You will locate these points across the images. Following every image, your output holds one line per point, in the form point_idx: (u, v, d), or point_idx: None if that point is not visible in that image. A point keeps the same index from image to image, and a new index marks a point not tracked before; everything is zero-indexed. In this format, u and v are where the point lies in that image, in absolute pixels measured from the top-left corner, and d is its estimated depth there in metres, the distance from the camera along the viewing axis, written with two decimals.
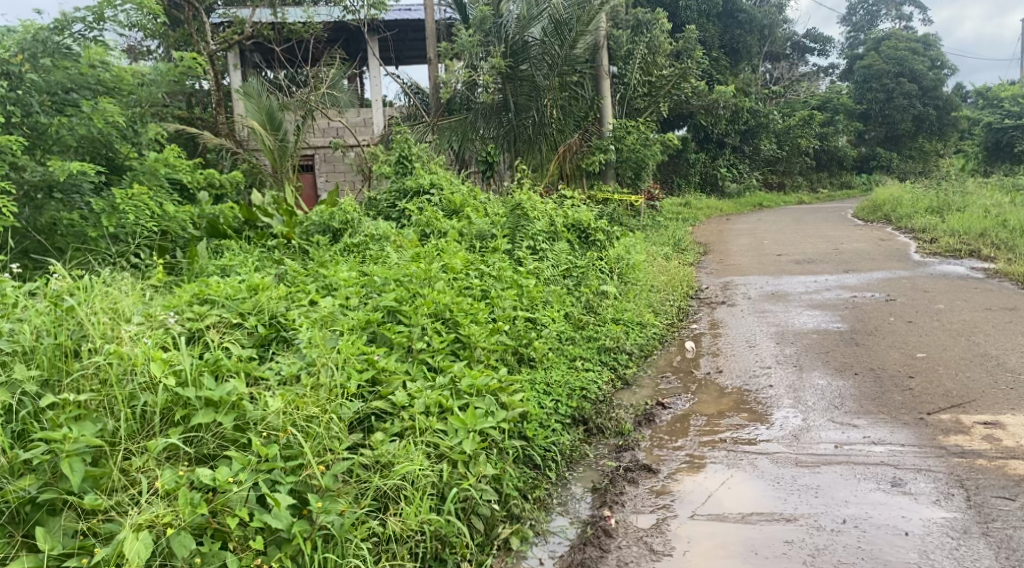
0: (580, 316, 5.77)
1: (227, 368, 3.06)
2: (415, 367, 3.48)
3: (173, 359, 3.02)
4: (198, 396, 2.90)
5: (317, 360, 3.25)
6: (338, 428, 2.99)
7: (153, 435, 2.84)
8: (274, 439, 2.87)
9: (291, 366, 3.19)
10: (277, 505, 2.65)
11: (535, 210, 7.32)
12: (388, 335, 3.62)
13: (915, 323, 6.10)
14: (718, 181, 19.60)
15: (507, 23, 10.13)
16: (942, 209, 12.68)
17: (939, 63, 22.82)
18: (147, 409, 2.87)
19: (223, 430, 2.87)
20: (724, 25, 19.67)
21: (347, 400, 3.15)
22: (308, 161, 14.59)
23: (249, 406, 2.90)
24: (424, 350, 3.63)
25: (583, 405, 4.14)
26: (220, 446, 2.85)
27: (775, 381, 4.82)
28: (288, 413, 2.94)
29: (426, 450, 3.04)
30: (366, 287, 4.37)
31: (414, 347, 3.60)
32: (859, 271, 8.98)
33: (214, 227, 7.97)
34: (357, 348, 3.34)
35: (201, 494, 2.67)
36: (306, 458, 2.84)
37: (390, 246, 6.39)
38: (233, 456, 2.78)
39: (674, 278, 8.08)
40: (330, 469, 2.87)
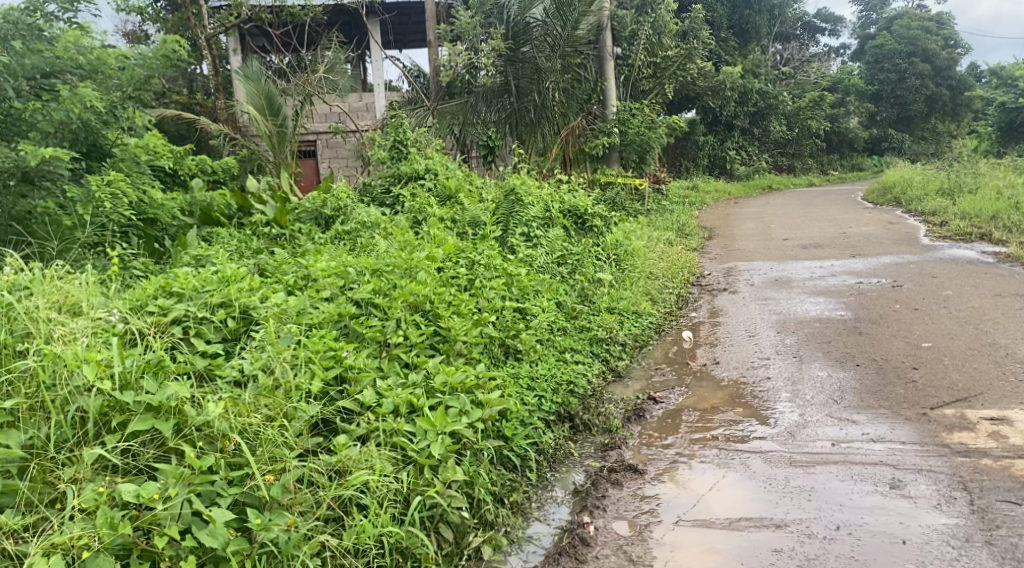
0: (573, 306, 5.61)
1: (171, 370, 2.96)
2: (388, 363, 3.33)
3: (108, 361, 2.87)
4: (136, 401, 2.76)
5: (283, 357, 3.11)
6: (291, 435, 2.86)
7: (84, 444, 2.71)
8: (216, 448, 2.75)
9: (254, 363, 3.06)
10: (212, 521, 2.52)
11: (530, 195, 7.13)
12: (359, 327, 3.47)
13: (922, 311, 5.89)
14: (726, 164, 19.32)
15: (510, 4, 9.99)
16: (954, 190, 12.41)
17: (952, 42, 22.42)
18: (80, 415, 2.74)
19: (162, 438, 2.73)
20: (732, 5, 19.34)
21: (308, 401, 3.01)
22: (308, 147, 14.39)
23: (191, 411, 2.76)
24: (399, 344, 3.48)
25: (569, 400, 3.98)
26: (157, 456, 2.71)
27: (773, 373, 4.64)
28: (235, 419, 2.82)
29: (391, 455, 2.90)
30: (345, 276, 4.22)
31: (388, 341, 3.45)
32: (867, 255, 8.76)
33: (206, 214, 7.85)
34: (325, 344, 3.20)
35: (125, 511, 2.52)
36: (251, 468, 2.71)
37: (381, 234, 6.25)
38: (164, 469, 2.62)
39: (674, 264, 7.88)
40: (281, 479, 2.73)
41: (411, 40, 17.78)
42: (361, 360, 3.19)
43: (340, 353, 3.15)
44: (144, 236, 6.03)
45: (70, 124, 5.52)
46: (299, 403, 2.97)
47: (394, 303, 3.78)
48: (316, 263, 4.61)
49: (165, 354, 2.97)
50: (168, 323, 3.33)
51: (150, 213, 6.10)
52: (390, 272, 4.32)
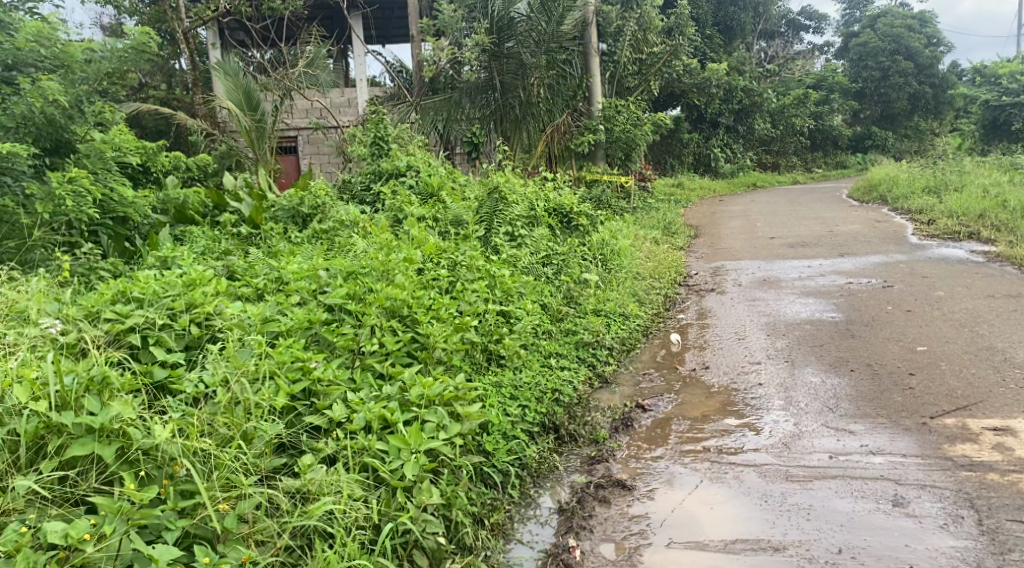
0: (558, 309, 5.42)
1: (118, 387, 2.74)
2: (360, 374, 3.13)
3: (45, 378, 2.67)
4: (75, 423, 2.55)
5: (246, 371, 2.91)
6: (251, 459, 2.67)
7: (17, 471, 2.51)
8: (163, 475, 2.55)
9: (216, 375, 2.86)
10: (155, 560, 2.32)
11: (513, 193, 6.93)
12: (331, 336, 3.27)
13: (915, 313, 5.75)
14: (711, 161, 19.20)
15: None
16: (939, 188, 12.32)
17: (935, 40, 22.40)
18: (13, 440, 2.54)
19: (105, 463, 2.52)
20: (717, 2, 19.20)
21: (272, 418, 2.81)
22: (289, 143, 14.12)
23: (136, 434, 2.55)
24: (373, 353, 3.28)
25: (554, 409, 3.80)
26: (98, 486, 2.51)
27: (765, 379, 4.47)
28: (188, 441, 2.62)
29: (360, 479, 2.72)
30: (319, 278, 4.03)
31: (362, 350, 3.25)
32: (855, 254, 8.63)
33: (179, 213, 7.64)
34: (293, 354, 3.00)
35: (57, 551, 2.32)
36: (203, 496, 2.51)
37: (359, 234, 6.06)
38: (99, 503, 2.42)
39: (661, 264, 7.71)
40: (235, 508, 2.54)
41: (393, 35, 17.56)
42: (332, 371, 2.99)
43: (308, 364, 2.96)
44: (114, 235, 5.89)
45: (31, 119, 5.34)
46: (261, 421, 2.77)
47: (368, 309, 3.59)
48: (290, 264, 4.41)
49: (111, 369, 2.75)
50: (125, 330, 3.13)
51: (120, 212, 5.90)
52: (366, 275, 4.12)
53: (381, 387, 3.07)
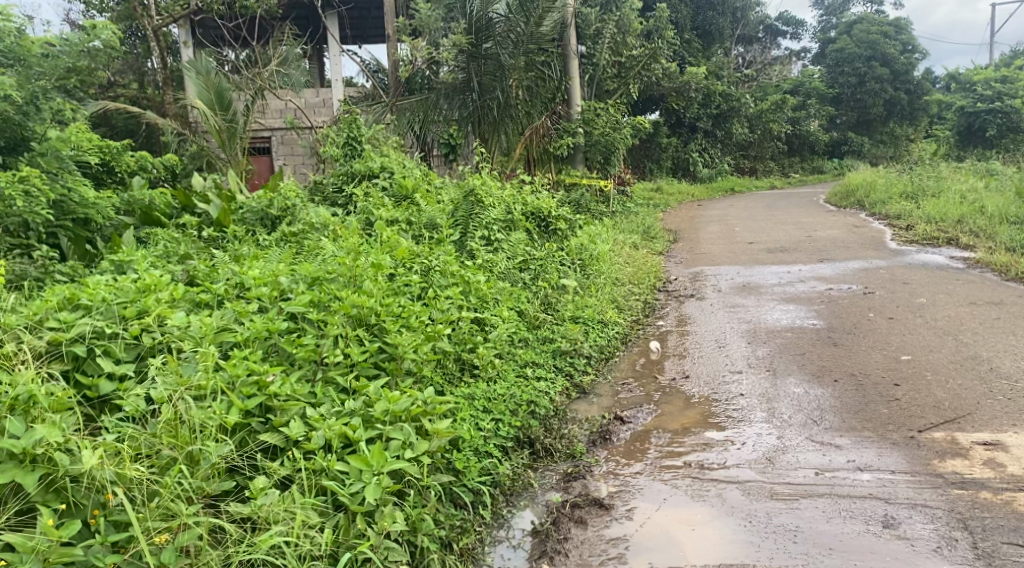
0: (535, 317, 5.27)
1: (47, 408, 2.54)
2: (322, 387, 2.95)
3: None
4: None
5: (194, 386, 2.72)
6: (196, 484, 2.49)
7: None
8: (90, 507, 2.36)
9: (164, 389, 2.67)
10: None
11: (490, 196, 6.75)
12: (289, 346, 3.08)
13: (897, 320, 5.64)
14: (689, 166, 19.17)
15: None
16: (917, 194, 12.30)
17: (910, 47, 22.54)
18: None
19: (29, 492, 2.32)
20: (696, 6, 19.18)
21: (222, 438, 2.63)
22: (263, 143, 13.86)
23: (63, 460, 2.35)
24: (338, 365, 3.09)
25: (529, 421, 3.63)
26: (19, 519, 2.31)
27: (747, 389, 4.33)
28: (119, 466, 2.43)
29: (317, 504, 2.54)
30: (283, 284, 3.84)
31: (325, 361, 3.07)
32: (835, 260, 8.55)
33: (146, 214, 7.43)
34: (249, 366, 2.82)
35: None
36: (134, 530, 2.33)
37: (328, 238, 5.89)
38: (12, 543, 2.20)
39: (640, 269, 7.57)
40: (174, 540, 2.36)
41: (369, 36, 17.36)
42: (289, 385, 2.82)
43: (264, 378, 2.77)
44: (74, 237, 5.80)
45: None
46: (208, 442, 2.59)
47: (333, 318, 3.41)
48: (254, 270, 4.22)
49: (39, 388, 2.55)
50: (68, 340, 2.93)
51: (79, 213, 5.80)
52: (332, 282, 3.94)
53: (344, 402, 2.89)
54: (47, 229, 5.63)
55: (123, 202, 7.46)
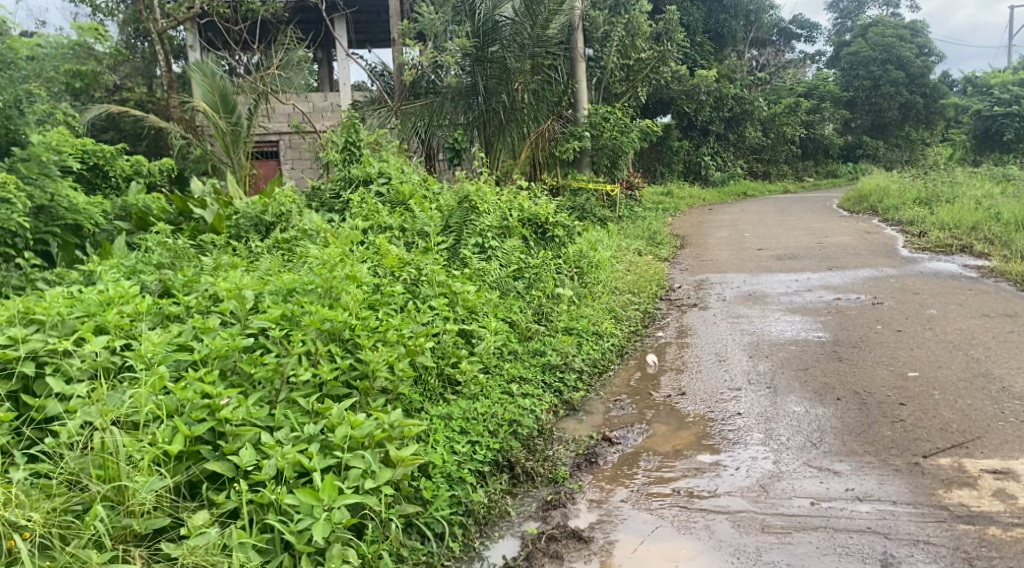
0: (527, 328, 5.10)
1: None
2: (282, 409, 2.80)
3: None
4: None
5: (118, 418, 2.62)
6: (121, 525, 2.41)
7: None
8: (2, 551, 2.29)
9: (103, 416, 2.58)
10: None
11: (486, 203, 6.58)
12: (247, 366, 2.91)
13: (905, 333, 5.43)
14: (701, 169, 18.91)
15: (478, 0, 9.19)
16: (931, 199, 12.03)
17: (927, 50, 22.21)
18: None
19: None
20: (708, 9, 18.93)
21: (161, 472, 2.53)
22: (269, 147, 13.74)
23: None
24: (303, 385, 2.94)
25: (510, 442, 3.46)
26: None
27: (745, 407, 4.14)
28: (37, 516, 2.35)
29: (260, 542, 2.44)
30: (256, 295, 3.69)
31: (290, 378, 2.91)
32: (844, 268, 8.33)
33: (142, 220, 7.31)
34: (202, 390, 2.69)
35: None
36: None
37: (317, 245, 5.75)
38: None
39: (642, 277, 7.38)
40: None
41: (376, 39, 17.26)
42: (245, 409, 2.68)
43: (215, 403, 2.64)
44: (64, 242, 5.78)
45: None
46: (141, 476, 2.49)
47: (303, 334, 3.25)
48: (230, 279, 4.07)
49: None
50: (17, 358, 2.78)
51: (69, 218, 5.78)
52: (308, 294, 3.77)
53: (303, 426, 2.75)
54: (36, 236, 5.62)
55: (118, 206, 7.36)
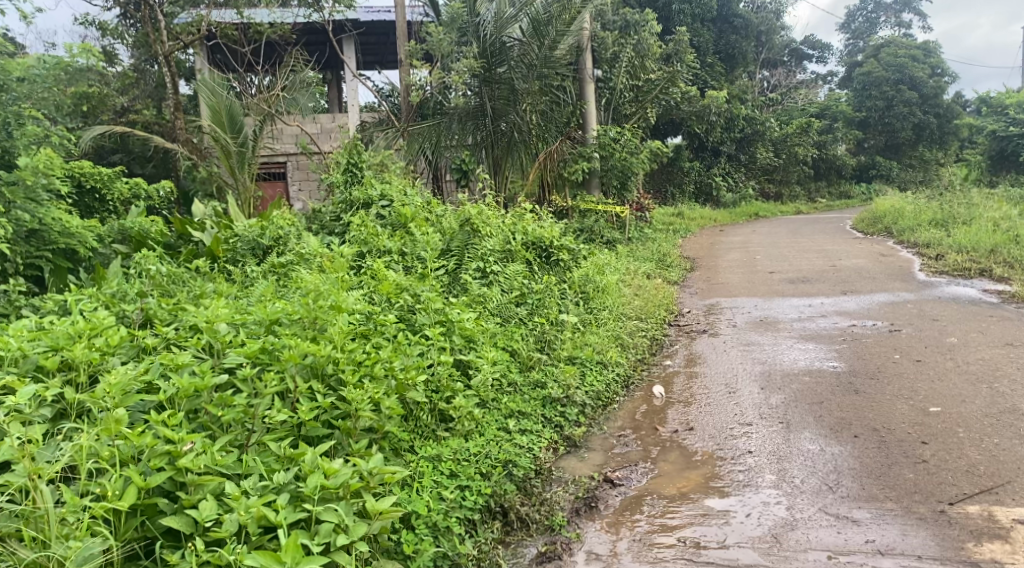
0: (528, 357, 4.90)
1: None
2: (251, 457, 2.66)
3: None
4: None
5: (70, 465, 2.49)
6: None
7: None
8: None
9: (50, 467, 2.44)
10: None
11: (488, 226, 6.37)
12: (214, 408, 2.75)
13: (925, 364, 5.17)
14: (712, 190, 18.68)
15: (485, 21, 8.84)
16: (947, 221, 11.77)
17: (939, 71, 22.02)
18: None
19: None
20: (718, 30, 18.77)
21: (110, 527, 2.40)
22: (277, 169, 13.64)
23: None
24: (275, 427, 2.78)
25: (504, 486, 3.25)
26: None
27: (755, 445, 3.90)
28: None
29: None
30: (235, 327, 3.53)
31: (262, 421, 2.76)
32: (859, 292, 8.09)
33: (139, 242, 7.15)
34: (163, 436, 2.55)
35: None
36: None
37: (312, 272, 5.57)
38: None
39: (650, 302, 7.13)
40: None
41: (383, 61, 17.20)
42: (209, 457, 2.55)
43: (175, 450, 2.51)
44: (55, 267, 5.95)
45: None
46: (88, 534, 2.36)
47: (282, 370, 3.08)
48: (214, 308, 3.91)
49: None
50: None
51: (62, 242, 5.96)
52: (292, 325, 3.59)
53: (274, 473, 2.62)
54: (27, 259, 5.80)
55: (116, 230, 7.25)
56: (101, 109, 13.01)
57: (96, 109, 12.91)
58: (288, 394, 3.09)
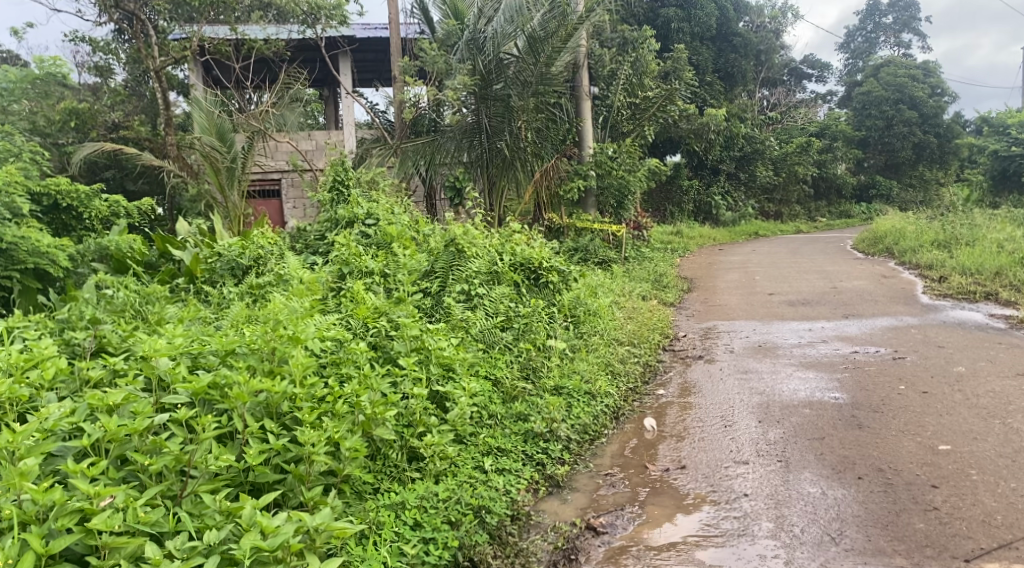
0: (512, 387, 4.65)
1: None
2: (178, 516, 2.52)
3: None
4: None
5: None
6: None
7: None
8: None
9: None
10: None
11: (474, 247, 6.08)
12: (141, 456, 2.59)
13: (932, 396, 4.88)
14: (712, 209, 18.45)
15: (488, 36, 8.60)
16: (949, 241, 11.52)
17: (939, 91, 21.90)
18: None
19: None
20: (717, 48, 18.49)
21: None
22: (271, 186, 13.38)
23: None
24: (208, 481, 2.63)
25: (475, 536, 3.11)
26: None
27: (751, 486, 3.63)
28: None
29: None
30: (182, 358, 3.27)
31: (195, 480, 2.62)
32: (861, 315, 7.82)
33: (117, 262, 6.91)
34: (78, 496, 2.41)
35: None
36: None
37: (285, 295, 5.29)
38: None
39: (643, 326, 6.84)
40: None
41: (378, 77, 17.02)
42: (130, 514, 2.43)
43: (88, 507, 2.38)
44: (24, 288, 5.88)
45: None
46: None
47: (227, 412, 2.85)
48: (168, 335, 3.63)
49: None
50: None
51: (31, 263, 5.87)
52: (250, 356, 3.30)
53: (206, 531, 2.51)
54: None
55: (94, 248, 6.92)
56: (91, 124, 12.71)
57: (86, 124, 12.72)
58: (237, 434, 2.86)
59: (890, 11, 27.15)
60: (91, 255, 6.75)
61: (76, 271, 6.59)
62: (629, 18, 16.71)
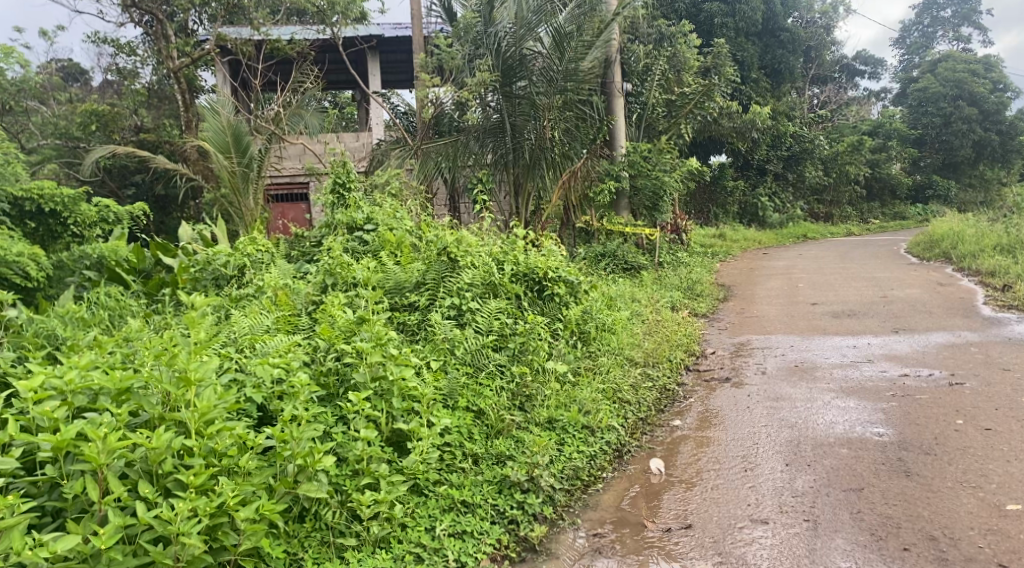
0: (498, 419, 4.02)
1: None
2: None
3: None
4: None
5: None
6: None
7: None
8: None
9: None
10: None
11: (472, 257, 5.41)
12: None
13: (998, 434, 4.12)
14: (758, 211, 17.50)
15: (500, 32, 8.05)
16: (1015, 245, 10.54)
17: (1001, 87, 20.70)
18: None
19: None
20: (764, 44, 17.51)
21: None
22: (300, 189, 12.79)
23: None
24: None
25: None
26: None
27: (737, 558, 3.12)
28: None
29: None
30: (52, 393, 2.77)
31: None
32: (914, 330, 6.97)
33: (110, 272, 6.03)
34: None
35: None
36: None
37: (248, 312, 4.71)
38: None
39: (666, 342, 6.10)
40: None
41: (404, 77, 16.41)
42: None
43: None
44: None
45: None
46: None
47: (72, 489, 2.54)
48: (66, 361, 3.11)
49: None
50: None
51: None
52: (146, 398, 2.85)
53: None
54: None
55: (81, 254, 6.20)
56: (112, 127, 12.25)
57: (107, 126, 12.13)
58: (94, 506, 2.59)
59: (949, 3, 25.81)
60: (85, 262, 6.10)
61: (59, 281, 6.11)
62: (669, 13, 15.88)
